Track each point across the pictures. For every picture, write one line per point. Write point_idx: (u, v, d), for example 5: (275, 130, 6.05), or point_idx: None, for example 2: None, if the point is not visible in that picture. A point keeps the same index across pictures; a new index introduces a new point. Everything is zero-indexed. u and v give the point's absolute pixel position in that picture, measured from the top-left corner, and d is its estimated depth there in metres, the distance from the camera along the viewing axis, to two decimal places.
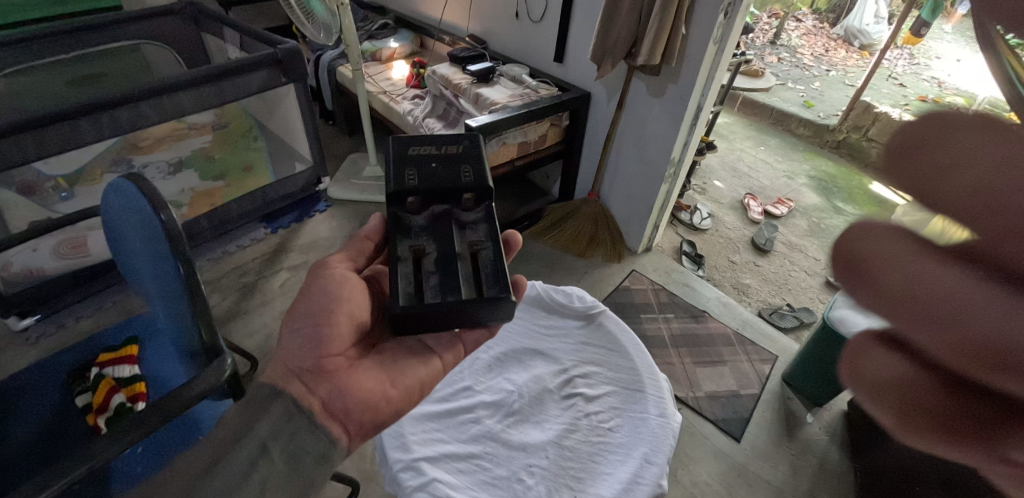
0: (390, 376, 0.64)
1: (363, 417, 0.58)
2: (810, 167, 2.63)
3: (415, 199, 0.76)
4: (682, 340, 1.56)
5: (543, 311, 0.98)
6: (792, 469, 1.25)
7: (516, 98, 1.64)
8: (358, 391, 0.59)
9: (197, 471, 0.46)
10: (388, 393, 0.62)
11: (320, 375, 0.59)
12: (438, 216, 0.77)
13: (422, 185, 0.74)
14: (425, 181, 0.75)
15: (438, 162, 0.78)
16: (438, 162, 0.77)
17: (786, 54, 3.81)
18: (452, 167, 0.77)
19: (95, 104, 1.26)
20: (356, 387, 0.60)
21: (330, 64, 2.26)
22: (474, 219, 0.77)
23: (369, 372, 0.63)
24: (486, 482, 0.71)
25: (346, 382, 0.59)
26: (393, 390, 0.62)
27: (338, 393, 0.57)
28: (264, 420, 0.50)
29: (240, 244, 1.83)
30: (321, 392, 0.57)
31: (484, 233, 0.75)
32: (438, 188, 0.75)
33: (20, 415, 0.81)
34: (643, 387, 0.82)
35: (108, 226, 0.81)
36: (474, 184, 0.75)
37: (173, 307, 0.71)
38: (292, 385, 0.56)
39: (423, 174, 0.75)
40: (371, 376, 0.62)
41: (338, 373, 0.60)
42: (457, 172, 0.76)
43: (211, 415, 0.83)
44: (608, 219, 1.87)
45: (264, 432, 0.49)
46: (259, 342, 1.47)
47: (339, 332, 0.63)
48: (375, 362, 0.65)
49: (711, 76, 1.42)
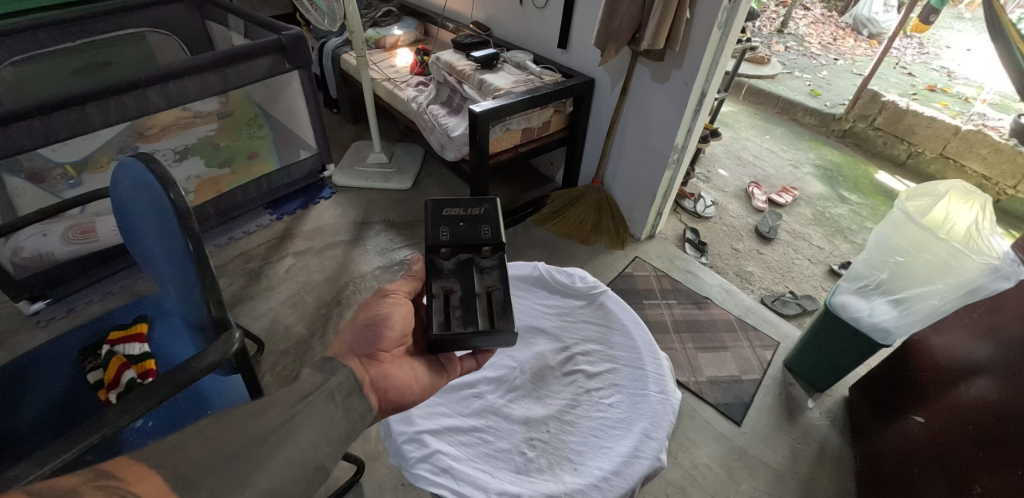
0: (417, 374, 0.66)
1: (392, 402, 0.59)
2: (815, 156, 2.61)
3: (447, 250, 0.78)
4: (684, 326, 1.57)
5: (545, 291, 0.98)
6: (792, 452, 1.26)
7: (520, 84, 1.64)
8: (395, 379, 0.60)
9: (287, 407, 0.46)
10: (412, 390, 0.63)
11: (371, 360, 0.59)
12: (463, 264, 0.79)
13: (453, 239, 0.77)
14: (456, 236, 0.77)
15: (466, 218, 0.79)
16: (466, 219, 0.79)
17: (793, 42, 3.77)
18: (477, 224, 0.79)
19: (103, 88, 1.27)
20: (396, 375, 0.60)
21: (334, 52, 2.26)
22: (494, 266, 0.79)
23: (405, 364, 0.64)
24: (488, 454, 0.73)
25: (389, 370, 0.60)
26: (416, 388, 0.64)
27: (383, 374, 0.59)
28: (337, 377, 0.52)
29: (246, 230, 1.85)
30: (368, 367, 0.58)
31: (502, 279, 0.77)
32: (465, 243, 0.77)
33: (35, 390, 0.83)
34: (644, 364, 0.83)
35: (119, 206, 0.82)
36: (495, 241, 0.77)
37: (183, 284, 0.72)
38: (349, 360, 0.56)
39: (455, 231, 0.78)
40: (405, 371, 0.63)
41: (385, 358, 0.61)
42: (480, 228, 0.78)
43: (219, 391, 0.85)
44: (612, 207, 1.87)
45: (338, 387, 0.51)
46: (265, 326, 1.49)
47: (396, 328, 0.64)
48: (408, 357, 0.67)
49: (716, 62, 1.41)
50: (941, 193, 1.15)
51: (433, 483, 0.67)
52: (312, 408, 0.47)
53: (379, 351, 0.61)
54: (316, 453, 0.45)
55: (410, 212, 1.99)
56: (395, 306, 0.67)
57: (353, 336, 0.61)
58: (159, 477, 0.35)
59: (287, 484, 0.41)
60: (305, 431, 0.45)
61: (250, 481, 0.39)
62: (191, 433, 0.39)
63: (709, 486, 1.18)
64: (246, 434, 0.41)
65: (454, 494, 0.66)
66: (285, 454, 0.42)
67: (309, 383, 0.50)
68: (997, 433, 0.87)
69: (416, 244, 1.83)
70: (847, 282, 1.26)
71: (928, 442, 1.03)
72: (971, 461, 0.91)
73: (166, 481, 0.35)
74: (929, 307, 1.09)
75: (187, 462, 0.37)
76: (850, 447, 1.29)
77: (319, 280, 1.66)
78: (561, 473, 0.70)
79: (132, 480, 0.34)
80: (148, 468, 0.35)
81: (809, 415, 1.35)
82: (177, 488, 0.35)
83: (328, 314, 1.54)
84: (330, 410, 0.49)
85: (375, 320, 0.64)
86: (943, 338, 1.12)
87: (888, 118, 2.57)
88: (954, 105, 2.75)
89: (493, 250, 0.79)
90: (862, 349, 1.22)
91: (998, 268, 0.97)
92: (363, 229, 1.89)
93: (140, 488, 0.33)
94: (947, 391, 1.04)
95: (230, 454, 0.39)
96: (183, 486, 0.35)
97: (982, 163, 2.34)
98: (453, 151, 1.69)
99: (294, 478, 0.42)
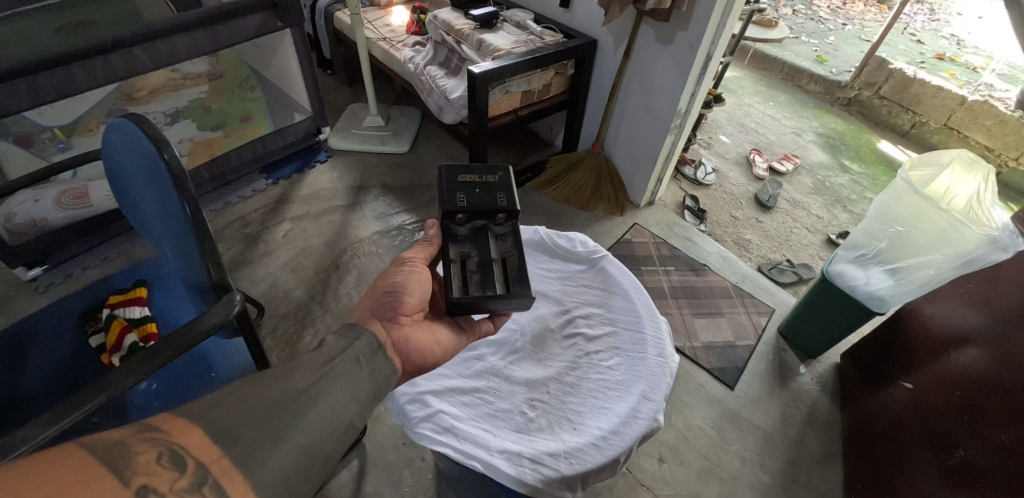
0: (438, 337, 0.66)
1: (415, 363, 0.60)
2: (818, 124, 2.57)
3: (463, 216, 0.76)
4: (681, 292, 1.59)
5: (546, 255, 0.98)
6: (782, 416, 1.30)
7: (521, 45, 1.58)
8: (418, 341, 0.61)
9: (316, 366, 0.46)
10: (434, 352, 0.64)
11: (393, 323, 0.60)
12: (477, 229, 0.79)
13: (470, 206, 0.75)
14: (475, 204, 0.75)
15: (481, 186, 0.78)
16: (481, 186, 0.77)
17: (802, 6, 3.63)
18: (493, 191, 0.77)
19: (88, 48, 1.21)
20: (418, 338, 0.61)
21: (326, 9, 2.17)
22: (508, 233, 0.80)
23: (426, 328, 0.64)
24: (489, 414, 0.74)
25: (411, 332, 0.60)
26: (437, 350, 0.64)
27: (405, 337, 0.59)
28: (361, 341, 0.52)
29: (242, 194, 1.82)
30: (390, 330, 0.58)
31: (516, 245, 0.79)
32: (480, 210, 0.76)
33: (37, 354, 0.83)
34: (644, 328, 0.84)
35: (112, 169, 0.80)
36: (511, 209, 0.76)
37: (182, 246, 0.71)
38: (373, 326, 0.57)
39: (472, 197, 0.76)
40: (425, 334, 0.63)
41: (406, 322, 0.61)
42: (495, 196, 0.77)
43: (221, 354, 0.85)
44: (611, 171, 1.85)
45: (362, 350, 0.51)
46: (264, 290, 1.49)
47: (413, 295, 0.64)
48: (429, 322, 0.67)
49: (724, 23, 1.36)
50: (945, 163, 1.13)
51: (436, 442, 0.68)
52: (339, 369, 0.47)
53: (400, 314, 0.61)
54: (344, 412, 0.45)
55: (408, 177, 1.96)
56: (413, 273, 0.68)
57: (374, 301, 0.62)
58: (202, 431, 0.36)
59: (319, 439, 0.41)
60: (331, 392, 0.45)
61: (285, 434, 0.39)
62: (227, 393, 0.39)
63: (701, 448, 1.22)
64: (278, 393, 0.41)
65: (457, 451, 0.67)
66: (318, 411, 0.42)
67: (335, 348, 0.50)
68: (984, 401, 0.90)
69: (414, 209, 1.81)
70: (845, 250, 1.26)
71: (915, 407, 1.06)
72: (955, 426, 0.94)
73: (208, 433, 0.36)
74: (926, 277, 1.10)
75: (224, 418, 0.37)
76: (839, 411, 1.33)
77: (317, 245, 1.64)
78: (560, 432, 0.72)
79: (175, 432, 0.35)
80: (191, 422, 0.36)
81: (800, 380, 1.38)
82: (218, 441, 0.36)
83: (327, 280, 1.53)
84: (356, 371, 0.49)
85: (395, 286, 0.64)
86: (936, 307, 1.14)
87: (894, 87, 2.52)
88: (962, 74, 2.69)
89: (506, 216, 0.78)
90: (856, 316, 1.24)
91: (997, 239, 0.97)
92: (360, 194, 1.86)
93: (185, 440, 0.34)
94: (936, 359, 1.06)
95: (267, 411, 0.39)
96: (223, 441, 0.36)
97: (985, 134, 2.32)
98: (452, 114, 1.65)
99: (326, 433, 0.42)
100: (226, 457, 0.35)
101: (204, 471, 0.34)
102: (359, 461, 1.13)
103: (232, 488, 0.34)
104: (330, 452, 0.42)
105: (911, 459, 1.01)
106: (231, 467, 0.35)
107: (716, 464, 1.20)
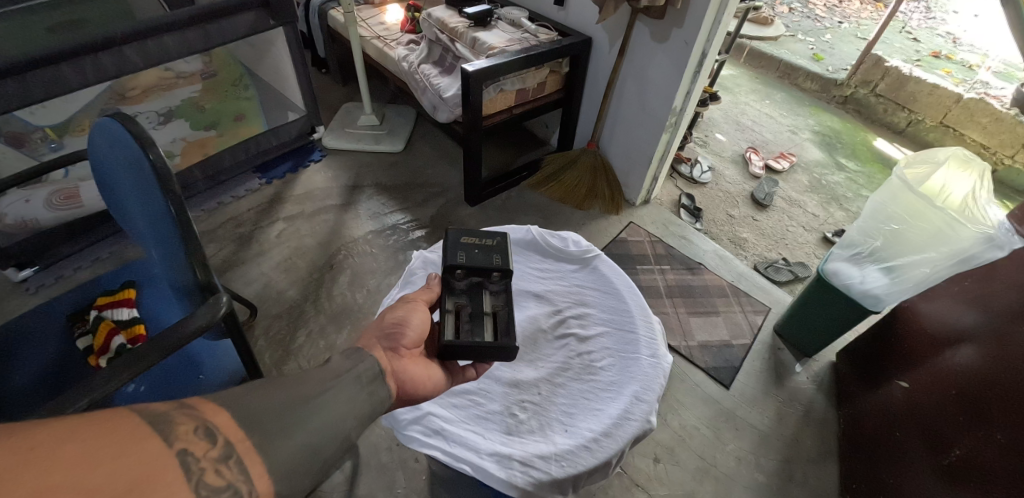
0: (432, 373, 0.64)
1: (408, 396, 0.58)
2: (814, 122, 2.57)
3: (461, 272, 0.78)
4: (677, 292, 1.58)
5: (538, 255, 0.97)
6: (778, 415, 1.30)
7: (515, 43, 1.57)
8: (414, 376, 0.59)
9: (324, 377, 0.45)
10: (427, 389, 0.61)
11: (394, 354, 0.58)
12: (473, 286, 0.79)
13: (468, 263, 0.77)
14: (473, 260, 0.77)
15: (481, 248, 0.80)
16: (481, 248, 0.80)
17: (798, 4, 3.63)
18: (490, 252, 0.80)
19: (78, 47, 1.20)
20: (415, 371, 0.59)
21: (320, 8, 2.15)
22: (503, 290, 0.79)
23: (423, 363, 0.62)
24: (479, 416, 0.73)
25: (409, 367, 0.59)
26: (430, 387, 0.62)
27: (404, 368, 0.57)
28: (365, 363, 0.50)
29: (235, 194, 1.81)
30: (390, 359, 0.57)
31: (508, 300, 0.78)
32: (478, 267, 0.77)
33: (22, 357, 0.81)
34: (636, 328, 0.83)
35: (97, 169, 0.79)
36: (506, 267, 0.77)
37: (167, 247, 0.70)
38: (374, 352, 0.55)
39: (471, 256, 0.78)
40: (421, 369, 0.61)
41: (405, 354, 0.60)
42: (492, 256, 0.79)
43: (210, 356, 0.84)
44: (608, 171, 1.84)
45: (365, 371, 0.49)
46: (257, 290, 1.48)
47: (416, 329, 0.63)
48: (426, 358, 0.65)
49: (719, 21, 1.35)
50: (940, 161, 1.13)
51: (426, 444, 0.68)
52: (345, 385, 0.46)
53: (401, 346, 0.60)
54: (345, 423, 0.43)
55: (403, 176, 1.94)
56: (416, 309, 0.67)
57: (378, 331, 0.61)
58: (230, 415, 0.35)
59: (322, 443, 0.39)
60: (338, 401, 0.43)
61: (294, 429, 0.38)
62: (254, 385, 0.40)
63: (697, 447, 1.22)
64: (290, 389, 0.41)
65: (446, 454, 0.66)
66: (324, 415, 0.41)
67: (339, 367, 0.49)
68: (980, 401, 0.90)
69: (409, 209, 1.80)
70: (841, 249, 1.25)
71: (911, 406, 1.06)
72: (951, 427, 0.93)
73: (235, 419, 0.36)
74: (921, 275, 1.10)
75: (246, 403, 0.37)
76: (834, 410, 1.32)
77: (311, 245, 1.63)
78: (552, 434, 0.70)
79: (206, 411, 0.35)
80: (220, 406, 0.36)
81: (796, 379, 1.38)
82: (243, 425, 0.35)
83: (320, 280, 1.52)
84: (359, 391, 0.47)
85: (399, 319, 0.64)
86: (932, 305, 1.14)
87: (890, 85, 2.52)
88: (957, 72, 2.69)
89: (502, 276, 0.79)
90: (851, 314, 1.23)
91: (993, 237, 0.98)
92: (354, 193, 1.85)
93: (217, 420, 0.34)
94: (932, 358, 1.06)
95: (281, 404, 0.39)
96: (247, 425, 0.36)
97: (981, 132, 2.31)
98: (446, 113, 1.64)
99: (328, 436, 0.40)
100: (249, 439, 0.35)
101: (230, 449, 0.34)
102: (352, 463, 1.12)
103: (251, 467, 0.34)
104: (329, 458, 0.40)
105: (907, 459, 1.01)
106: (252, 448, 0.35)
107: (712, 464, 1.19)
